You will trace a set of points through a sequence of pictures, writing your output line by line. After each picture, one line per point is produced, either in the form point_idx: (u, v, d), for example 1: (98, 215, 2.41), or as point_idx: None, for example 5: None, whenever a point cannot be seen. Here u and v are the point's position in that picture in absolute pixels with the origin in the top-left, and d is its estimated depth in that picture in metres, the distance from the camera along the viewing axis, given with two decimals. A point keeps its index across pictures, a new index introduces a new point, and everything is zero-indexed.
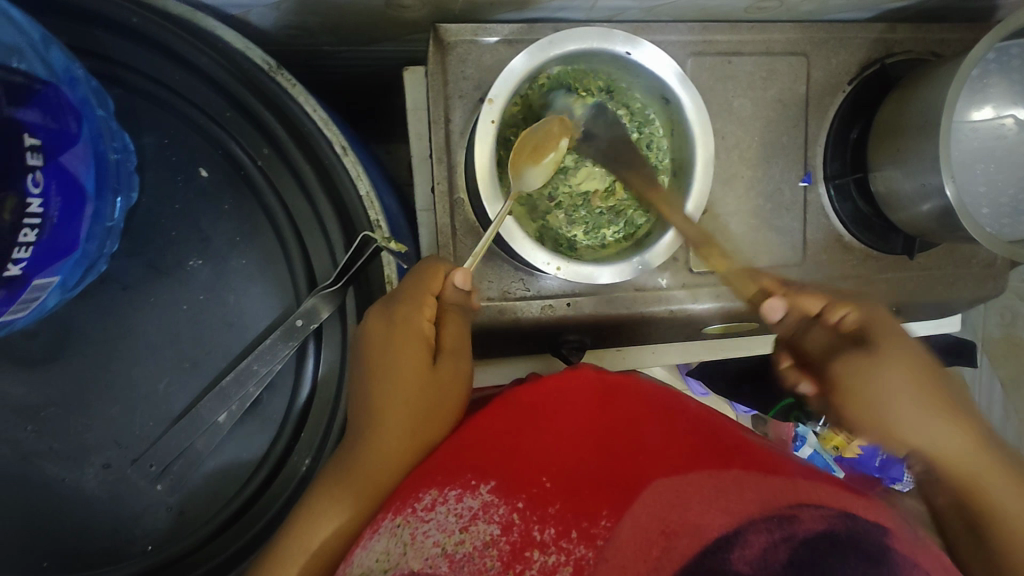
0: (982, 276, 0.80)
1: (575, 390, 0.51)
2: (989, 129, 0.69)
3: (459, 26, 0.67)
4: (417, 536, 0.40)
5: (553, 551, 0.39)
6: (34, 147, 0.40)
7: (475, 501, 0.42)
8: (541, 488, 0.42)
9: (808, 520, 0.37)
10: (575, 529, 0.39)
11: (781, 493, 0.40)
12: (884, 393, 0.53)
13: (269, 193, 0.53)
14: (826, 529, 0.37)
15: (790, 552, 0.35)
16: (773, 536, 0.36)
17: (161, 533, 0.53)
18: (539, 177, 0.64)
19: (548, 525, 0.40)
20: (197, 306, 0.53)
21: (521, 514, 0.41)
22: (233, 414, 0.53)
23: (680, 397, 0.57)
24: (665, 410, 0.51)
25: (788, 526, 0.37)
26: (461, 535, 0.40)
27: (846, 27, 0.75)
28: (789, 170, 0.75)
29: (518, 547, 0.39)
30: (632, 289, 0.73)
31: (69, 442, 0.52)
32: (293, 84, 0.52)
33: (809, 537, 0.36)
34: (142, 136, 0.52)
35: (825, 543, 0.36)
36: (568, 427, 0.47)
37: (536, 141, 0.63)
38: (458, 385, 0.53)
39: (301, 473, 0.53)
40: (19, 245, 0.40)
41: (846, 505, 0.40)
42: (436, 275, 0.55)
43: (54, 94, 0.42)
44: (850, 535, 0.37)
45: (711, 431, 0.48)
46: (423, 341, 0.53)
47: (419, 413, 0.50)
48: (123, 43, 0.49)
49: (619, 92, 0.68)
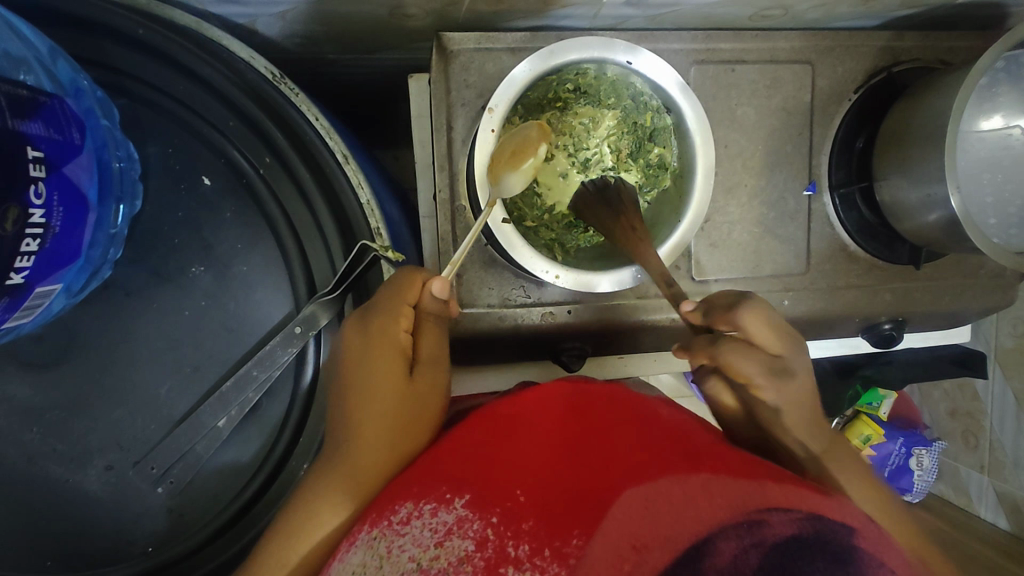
0: (990, 287, 0.79)
1: (546, 404, 0.53)
2: (996, 140, 0.68)
3: (461, 34, 0.67)
4: (392, 550, 0.40)
5: (527, 567, 0.38)
6: (37, 159, 0.40)
7: (450, 515, 0.42)
8: (514, 503, 0.43)
9: (778, 524, 0.38)
10: (548, 547, 0.39)
11: (746, 496, 0.40)
12: (787, 404, 0.50)
13: (271, 201, 0.53)
14: (794, 533, 0.37)
15: (762, 557, 0.35)
16: (743, 541, 0.36)
17: (163, 535, 0.54)
18: (519, 182, 0.62)
19: (522, 541, 0.39)
20: (198, 311, 0.54)
21: (494, 529, 0.40)
22: (232, 418, 0.53)
23: (658, 405, 0.58)
24: (639, 420, 0.52)
25: (757, 530, 0.37)
26: (436, 550, 0.39)
27: (851, 35, 0.75)
28: (793, 179, 0.75)
29: (492, 563, 0.38)
30: (632, 296, 0.73)
31: (72, 444, 0.53)
32: (296, 93, 0.53)
33: (777, 542, 0.36)
34: (146, 145, 0.53)
35: (798, 548, 0.36)
36: (539, 439, 0.49)
37: (515, 146, 0.62)
38: (436, 393, 0.54)
39: (299, 476, 0.54)
40: (22, 254, 0.40)
41: (807, 503, 0.41)
42: (412, 283, 0.54)
43: (59, 106, 0.43)
44: (819, 536, 0.37)
45: (684, 441, 0.49)
46: (400, 352, 0.53)
47: (399, 424, 0.50)
48: (127, 53, 0.50)
49: (593, 72, 0.64)
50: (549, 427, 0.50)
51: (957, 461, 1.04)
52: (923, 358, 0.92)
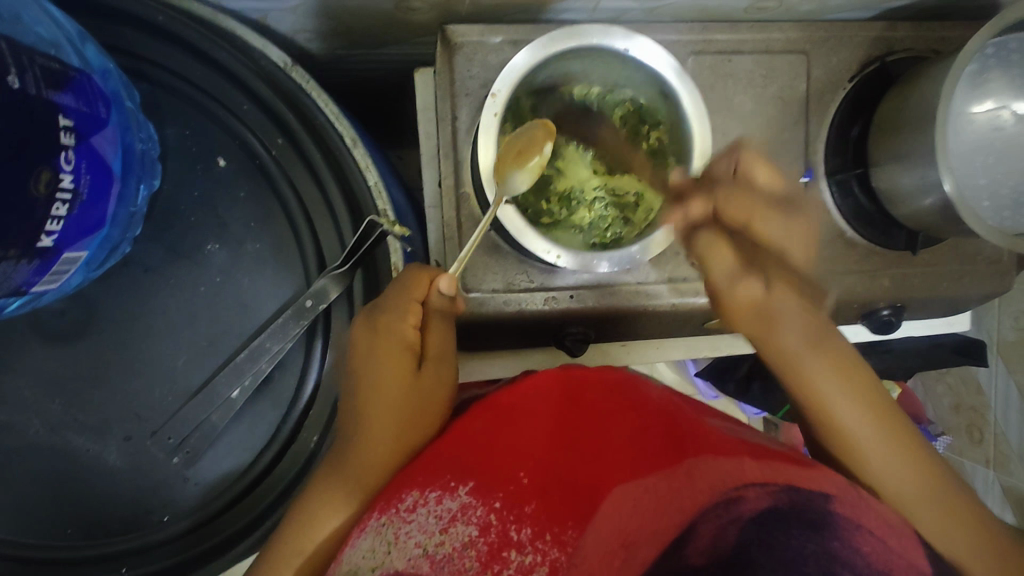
0: (988, 273, 0.80)
1: (541, 382, 0.53)
2: (987, 122, 0.69)
3: (465, 27, 0.70)
4: (400, 536, 0.42)
5: (530, 551, 0.41)
6: (66, 128, 0.43)
7: (454, 502, 0.43)
8: (517, 487, 0.44)
9: (753, 499, 0.42)
10: (548, 531, 0.42)
11: (732, 474, 0.43)
12: (760, 297, 0.62)
13: (283, 181, 0.55)
14: (770, 506, 0.41)
15: (739, 533, 0.41)
16: (722, 520, 0.41)
17: (178, 505, 0.56)
18: (524, 181, 0.65)
19: (525, 525, 0.42)
20: (213, 288, 0.56)
21: (498, 514, 0.42)
22: (245, 389, 0.55)
23: (640, 380, 0.59)
24: (628, 398, 0.53)
25: (733, 509, 0.41)
26: (441, 536, 0.41)
27: (845, 26, 0.77)
28: (790, 167, 0.77)
29: (496, 547, 0.41)
30: (634, 280, 0.74)
31: (92, 414, 0.55)
32: (307, 82, 0.56)
33: (753, 519, 0.41)
34: (166, 127, 0.56)
35: (772, 520, 0.41)
36: (537, 417, 0.49)
37: (521, 145, 0.65)
38: (443, 388, 0.55)
39: (310, 448, 0.56)
40: (53, 217, 0.43)
41: (788, 475, 0.44)
42: (420, 282, 0.55)
43: (87, 82, 0.45)
44: (794, 507, 0.42)
45: (671, 418, 0.50)
46: (405, 346, 0.54)
47: (407, 417, 0.51)
48: (147, 40, 0.53)
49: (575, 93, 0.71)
50: (548, 410, 0.50)
51: (961, 454, 1.04)
52: (924, 346, 0.93)
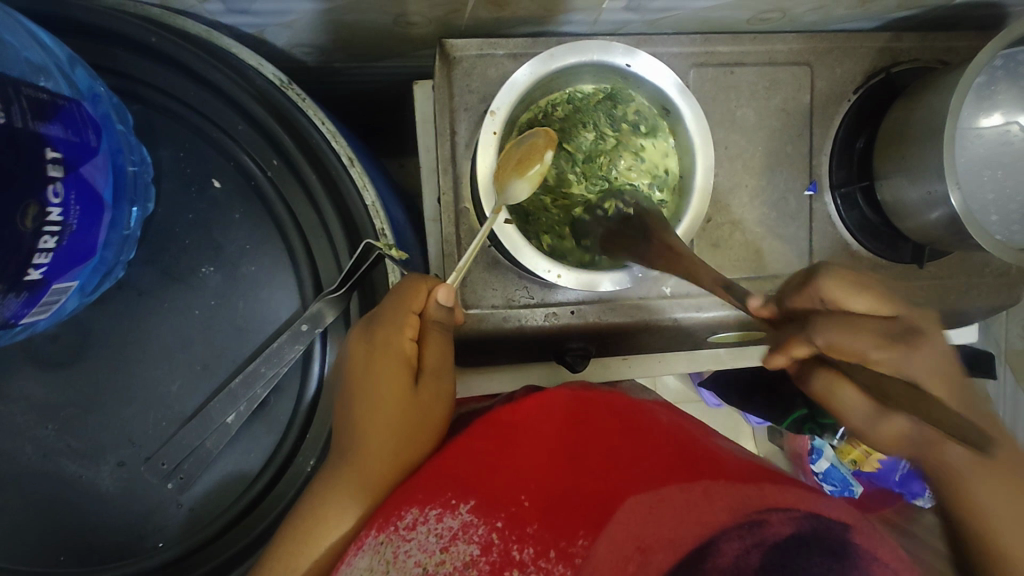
0: (996, 286, 0.79)
1: (548, 409, 0.53)
2: (996, 136, 0.68)
3: (464, 41, 0.69)
4: (398, 555, 0.40)
5: (532, 571, 0.38)
6: (55, 160, 0.42)
7: (455, 520, 0.42)
8: (519, 507, 0.43)
9: (778, 524, 0.38)
10: (553, 548, 0.39)
11: (750, 499, 0.40)
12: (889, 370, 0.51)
13: (278, 203, 0.55)
14: (793, 531, 0.37)
15: (762, 556, 0.35)
16: (746, 542, 0.36)
17: (173, 531, 0.55)
18: (525, 188, 0.64)
19: (527, 544, 0.40)
20: (208, 310, 0.55)
21: (500, 534, 0.41)
22: (241, 414, 0.55)
23: (656, 411, 0.58)
24: (638, 425, 0.52)
25: (757, 531, 0.37)
26: (442, 555, 0.39)
27: (850, 36, 0.75)
28: (794, 179, 0.76)
29: (498, 567, 0.39)
30: (636, 295, 0.73)
31: (87, 440, 0.54)
32: (302, 99, 0.55)
33: (779, 543, 0.36)
34: (159, 149, 0.55)
35: (795, 544, 0.36)
36: (540, 441, 0.49)
37: (521, 155, 0.63)
38: (439, 403, 0.54)
39: (306, 472, 0.55)
40: (40, 251, 0.42)
41: (810, 505, 0.41)
42: (418, 291, 0.54)
43: (76, 109, 0.44)
44: (819, 533, 0.37)
45: (683, 444, 0.49)
46: (403, 361, 0.54)
47: (403, 434, 0.51)
48: (140, 62, 0.52)
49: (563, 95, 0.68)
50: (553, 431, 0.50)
51: None
52: None
